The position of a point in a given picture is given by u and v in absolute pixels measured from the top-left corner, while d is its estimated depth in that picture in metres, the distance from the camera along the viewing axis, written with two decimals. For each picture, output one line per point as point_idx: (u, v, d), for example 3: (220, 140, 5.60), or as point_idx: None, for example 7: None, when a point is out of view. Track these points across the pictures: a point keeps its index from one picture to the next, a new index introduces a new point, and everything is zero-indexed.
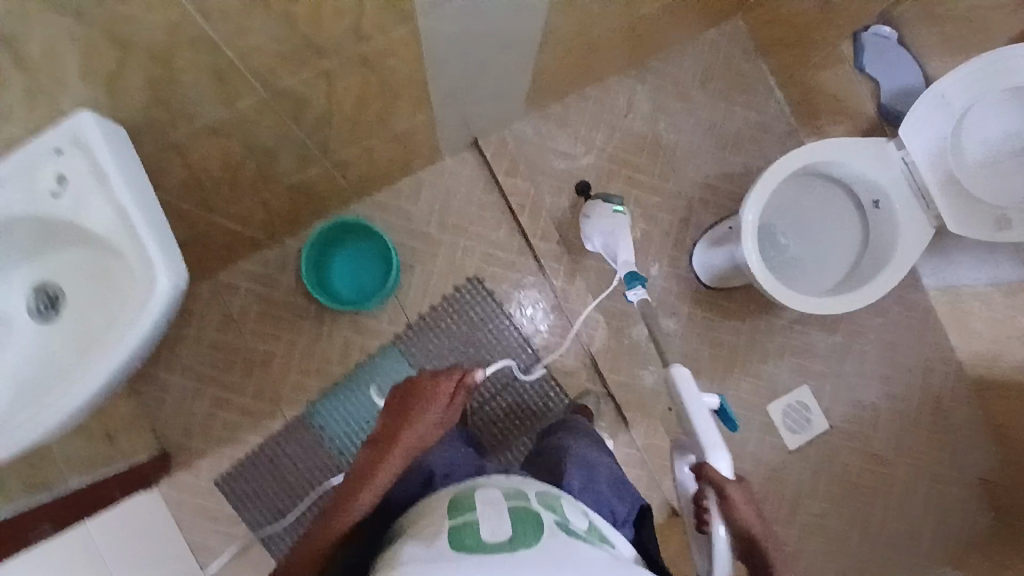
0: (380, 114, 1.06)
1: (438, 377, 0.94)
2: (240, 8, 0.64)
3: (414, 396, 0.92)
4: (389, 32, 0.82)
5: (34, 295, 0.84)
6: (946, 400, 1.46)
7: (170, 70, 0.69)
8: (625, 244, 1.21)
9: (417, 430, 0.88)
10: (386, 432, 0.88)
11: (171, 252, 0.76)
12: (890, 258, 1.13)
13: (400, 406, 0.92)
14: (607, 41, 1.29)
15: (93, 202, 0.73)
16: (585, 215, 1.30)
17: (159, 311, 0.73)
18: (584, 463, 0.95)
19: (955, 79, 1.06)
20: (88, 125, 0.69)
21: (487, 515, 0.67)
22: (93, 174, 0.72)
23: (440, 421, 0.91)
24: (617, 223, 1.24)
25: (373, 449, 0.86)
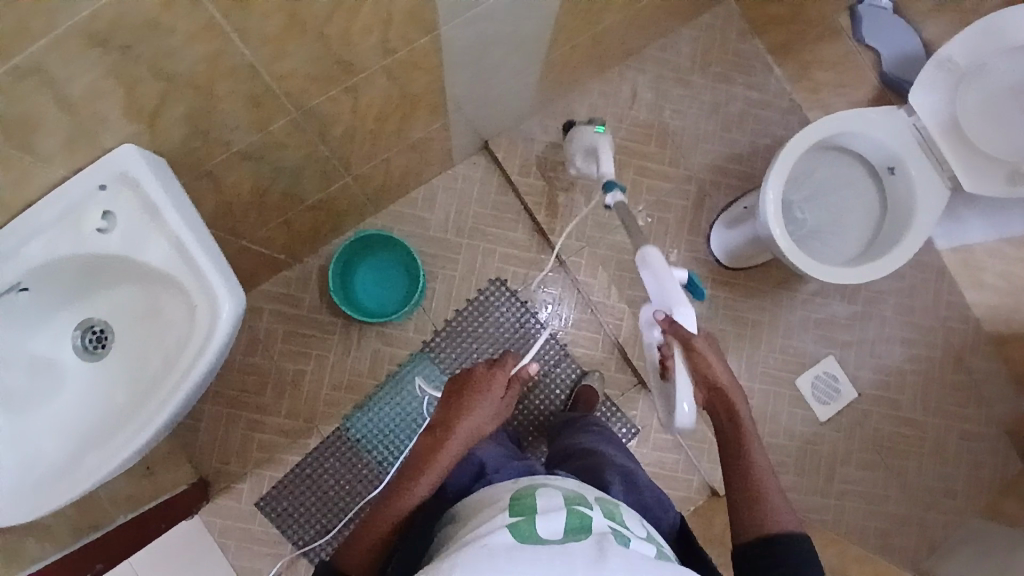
0: (399, 123, 1.06)
1: (493, 368, 0.96)
2: (277, 30, 0.65)
3: (471, 384, 0.94)
4: (413, 42, 0.83)
5: (80, 335, 0.84)
6: (969, 357, 1.49)
7: (210, 100, 0.70)
8: (604, 151, 1.23)
9: (477, 419, 0.90)
10: (444, 419, 0.90)
11: (228, 275, 0.76)
12: (911, 223, 1.14)
13: (457, 393, 0.94)
14: (608, 33, 1.30)
15: (147, 235, 0.74)
16: (569, 141, 1.31)
17: (224, 336, 0.74)
18: (624, 469, 0.95)
19: (957, 42, 1.07)
20: (135, 158, 0.71)
21: (545, 506, 0.68)
22: (146, 207, 0.73)
23: (498, 411, 0.93)
24: (596, 140, 1.25)
25: (429, 435, 0.88)
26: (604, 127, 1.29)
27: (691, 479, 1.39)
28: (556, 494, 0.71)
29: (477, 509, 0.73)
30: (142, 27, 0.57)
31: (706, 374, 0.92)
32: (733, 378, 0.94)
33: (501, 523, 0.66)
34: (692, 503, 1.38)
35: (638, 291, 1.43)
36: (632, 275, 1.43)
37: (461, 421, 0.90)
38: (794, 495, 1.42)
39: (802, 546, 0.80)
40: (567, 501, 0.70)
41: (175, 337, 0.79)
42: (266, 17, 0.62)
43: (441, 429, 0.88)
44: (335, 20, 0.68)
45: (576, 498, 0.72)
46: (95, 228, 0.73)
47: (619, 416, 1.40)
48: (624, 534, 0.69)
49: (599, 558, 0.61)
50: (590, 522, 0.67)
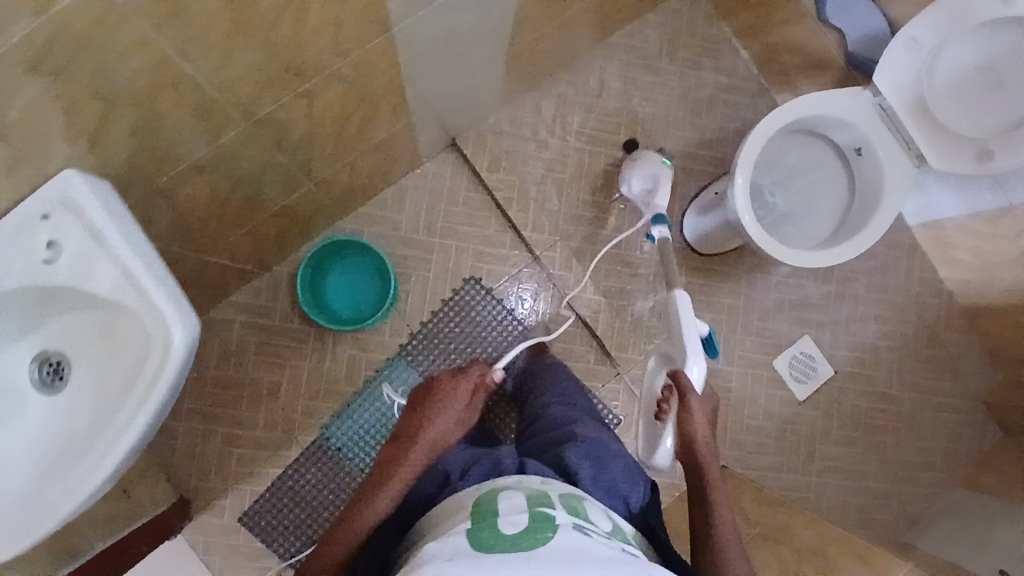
0: (361, 126, 1.03)
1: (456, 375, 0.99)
2: (222, 38, 0.62)
3: (433, 393, 0.97)
4: (365, 44, 0.80)
5: (36, 367, 0.80)
6: (941, 331, 1.52)
7: (155, 115, 0.67)
8: (663, 184, 1.29)
9: (437, 427, 0.92)
10: (407, 430, 0.93)
11: (178, 297, 0.72)
12: (879, 203, 1.14)
13: (421, 406, 0.96)
14: (572, 23, 1.27)
15: (92, 261, 0.71)
16: (633, 162, 1.36)
17: (179, 363, 0.71)
18: (592, 455, 0.96)
19: (923, 20, 1.05)
20: (78, 183, 0.67)
21: (506, 509, 0.68)
22: (91, 233, 0.70)
23: (462, 417, 0.95)
24: (661, 170, 1.31)
25: (395, 447, 0.91)
26: (668, 160, 1.34)
27: (674, 466, 1.41)
28: (519, 495, 0.70)
29: (445, 517, 0.74)
30: (75, 45, 0.53)
31: (689, 433, 1.02)
32: (710, 437, 1.04)
33: (462, 534, 0.66)
34: (677, 490, 1.40)
35: (614, 282, 1.43)
36: (608, 267, 1.43)
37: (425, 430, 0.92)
38: (776, 475, 1.44)
39: None
40: (531, 502, 0.69)
41: (129, 362, 0.76)
42: (208, 26, 0.59)
43: (404, 442, 0.91)
44: (283, 24, 0.65)
45: (540, 497, 0.71)
46: (40, 258, 0.70)
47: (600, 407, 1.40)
48: (589, 530, 0.69)
49: (563, 560, 0.62)
50: (553, 521, 0.66)
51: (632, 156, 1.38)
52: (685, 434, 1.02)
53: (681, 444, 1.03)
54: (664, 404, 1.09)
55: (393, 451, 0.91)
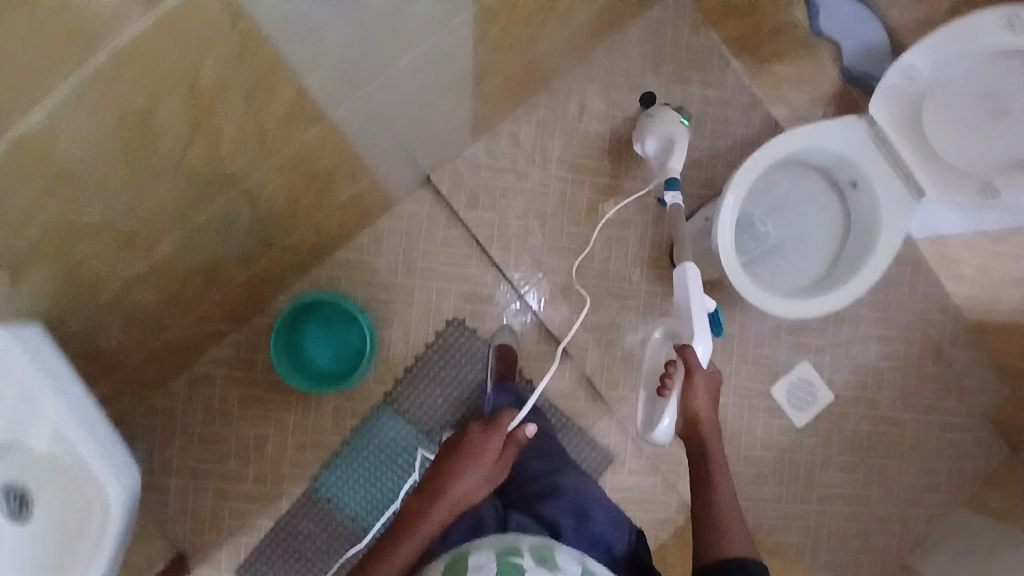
0: (318, 194, 0.98)
1: (487, 432, 1.01)
2: (123, 182, 0.58)
3: (467, 449, 0.98)
4: (301, 136, 0.75)
5: (2, 497, 0.69)
6: (946, 347, 1.45)
7: (74, 258, 0.63)
8: (680, 149, 1.23)
9: (466, 486, 0.93)
10: (435, 484, 0.94)
11: (108, 453, 0.74)
12: (876, 242, 1.06)
13: (453, 460, 0.97)
14: (545, 54, 1.19)
15: (26, 421, 0.67)
16: (651, 116, 1.27)
17: (118, 524, 0.73)
18: (572, 510, 0.95)
19: (921, 50, 0.96)
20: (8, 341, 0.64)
21: (476, 565, 0.70)
22: (22, 394, 0.67)
23: (490, 475, 0.96)
24: (677, 130, 1.24)
25: (420, 499, 0.92)
26: (688, 119, 1.26)
27: (669, 500, 1.38)
28: (489, 550, 0.73)
29: None
30: None
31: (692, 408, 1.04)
32: (712, 414, 1.05)
33: None
34: (673, 525, 1.38)
35: (603, 317, 1.39)
36: (596, 301, 1.39)
37: (453, 483, 0.93)
38: (773, 504, 1.41)
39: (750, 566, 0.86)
40: (500, 555, 0.72)
41: (70, 516, 0.72)
42: (104, 177, 0.55)
43: (429, 497, 0.92)
44: (193, 152, 0.61)
45: (510, 549, 0.73)
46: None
47: (588, 442, 1.38)
48: None
49: None
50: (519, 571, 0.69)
51: (648, 111, 1.30)
52: (688, 410, 1.05)
53: (682, 417, 1.06)
54: (667, 379, 1.08)
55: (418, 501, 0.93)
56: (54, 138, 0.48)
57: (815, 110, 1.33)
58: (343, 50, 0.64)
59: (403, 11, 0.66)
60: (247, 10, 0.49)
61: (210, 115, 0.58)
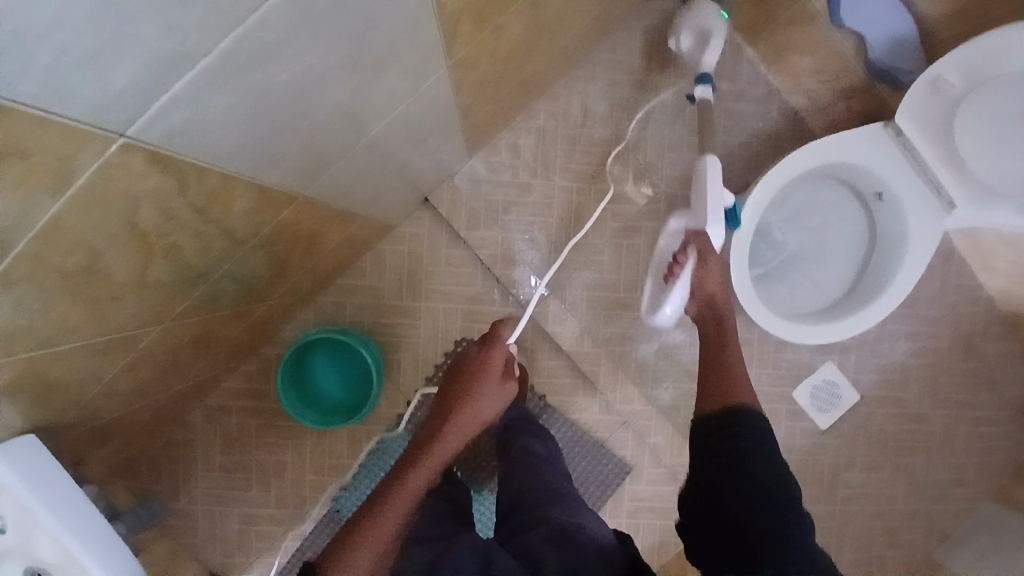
0: (308, 245, 0.95)
1: (485, 349, 1.12)
2: (82, 319, 0.55)
3: (471, 371, 1.09)
4: (276, 216, 0.72)
5: None
6: (978, 340, 1.37)
7: (50, 378, 0.62)
8: (716, 41, 1.16)
9: (479, 405, 1.06)
10: (448, 407, 1.05)
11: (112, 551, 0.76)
12: (902, 256, 0.99)
13: (462, 380, 1.08)
14: (541, 66, 1.11)
15: (28, 537, 0.68)
16: (687, 9, 1.20)
17: None
18: (556, 534, 0.81)
19: (950, 61, 0.88)
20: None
21: None
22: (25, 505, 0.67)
23: (498, 389, 1.09)
24: (715, 24, 1.16)
25: (437, 420, 1.04)
26: (727, 12, 1.19)
27: None
28: None
29: None
30: None
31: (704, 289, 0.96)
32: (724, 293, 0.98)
33: None
34: None
35: (613, 330, 1.35)
36: (606, 312, 1.34)
37: (468, 401, 1.05)
38: None
39: (756, 420, 0.81)
40: None
41: None
42: (60, 322, 0.53)
43: (444, 420, 1.03)
44: (151, 270, 0.58)
45: None
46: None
47: (604, 454, 1.36)
48: None
49: None
50: None
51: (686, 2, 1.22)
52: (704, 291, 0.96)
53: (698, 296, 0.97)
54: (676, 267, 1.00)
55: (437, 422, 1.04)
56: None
57: (837, 100, 1.23)
58: (302, 146, 0.61)
59: (362, 98, 0.63)
60: (184, 162, 0.46)
61: (163, 240, 0.54)
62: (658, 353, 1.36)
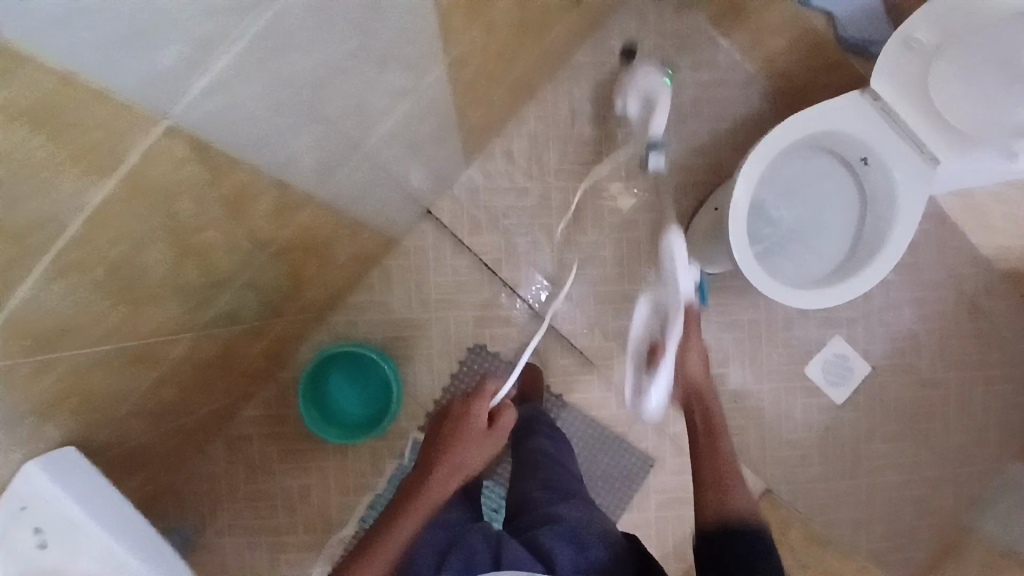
0: (321, 257, 0.97)
1: (471, 404, 1.09)
2: (121, 318, 0.58)
3: (454, 425, 1.08)
4: (294, 219, 0.75)
5: None
6: (981, 299, 1.40)
7: (88, 388, 0.65)
8: (661, 108, 1.25)
9: (464, 455, 1.05)
10: (430, 460, 1.05)
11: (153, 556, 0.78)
12: (895, 218, 1.03)
13: (447, 432, 1.07)
14: (528, 70, 1.17)
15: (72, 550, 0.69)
16: (632, 75, 1.29)
17: None
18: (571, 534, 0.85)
19: (921, 19, 0.93)
20: (40, 475, 0.66)
21: None
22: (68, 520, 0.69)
23: (483, 445, 1.06)
24: (659, 93, 1.25)
25: (419, 474, 1.04)
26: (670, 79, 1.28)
27: None
28: None
29: None
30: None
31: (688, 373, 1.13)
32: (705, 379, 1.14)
33: None
34: None
35: (622, 323, 1.36)
36: (614, 306, 1.36)
37: (450, 452, 1.05)
38: (821, 484, 1.39)
39: (763, 542, 0.89)
40: None
41: None
42: (101, 319, 0.56)
43: (425, 472, 1.04)
44: (184, 270, 0.60)
45: None
46: (30, 547, 0.67)
47: (626, 449, 1.36)
48: None
49: None
50: None
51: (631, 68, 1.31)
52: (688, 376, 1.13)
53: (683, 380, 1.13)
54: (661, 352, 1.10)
55: (419, 474, 1.04)
56: (34, 309, 0.48)
57: (814, 77, 1.28)
58: (317, 141, 0.64)
59: (370, 93, 0.66)
60: (217, 150, 0.50)
61: (196, 236, 0.57)
62: None
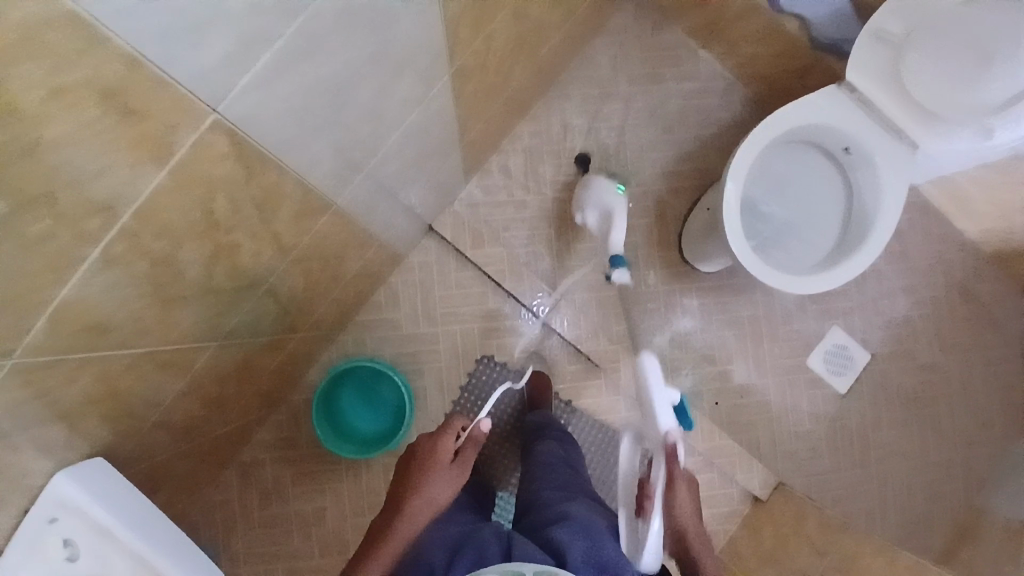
0: (333, 270, 1.00)
1: (437, 435, 0.99)
2: (155, 318, 0.61)
3: (420, 458, 0.97)
4: (312, 226, 0.78)
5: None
6: (971, 282, 1.44)
7: (121, 393, 0.67)
8: (616, 218, 1.25)
9: (431, 492, 0.93)
10: (396, 500, 0.93)
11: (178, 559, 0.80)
12: (880, 203, 1.07)
13: (412, 468, 0.96)
14: (522, 87, 1.22)
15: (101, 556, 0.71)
16: (587, 189, 1.32)
17: None
18: (583, 527, 0.85)
19: (889, 12, 1.00)
20: (71, 486, 0.67)
21: None
22: (97, 530, 0.71)
23: (453, 477, 0.96)
24: (612, 203, 1.26)
25: (386, 515, 0.92)
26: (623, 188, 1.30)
27: (730, 492, 1.38)
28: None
29: None
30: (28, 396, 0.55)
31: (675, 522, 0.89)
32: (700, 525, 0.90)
33: None
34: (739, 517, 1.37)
35: (626, 326, 1.39)
36: (616, 310, 1.39)
37: (417, 490, 0.93)
38: (833, 475, 1.40)
39: None
40: None
41: None
42: (138, 318, 0.58)
43: (392, 511, 0.92)
44: (215, 274, 0.64)
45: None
46: (60, 558, 0.68)
47: None
48: None
49: None
50: None
51: (584, 184, 1.34)
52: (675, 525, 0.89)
53: (668, 529, 0.89)
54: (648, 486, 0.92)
55: (386, 515, 0.92)
56: (81, 301, 0.51)
57: (793, 81, 1.34)
58: (338, 146, 0.68)
59: (385, 100, 0.70)
60: (251, 146, 0.53)
61: (228, 234, 0.60)
62: (675, 343, 1.41)
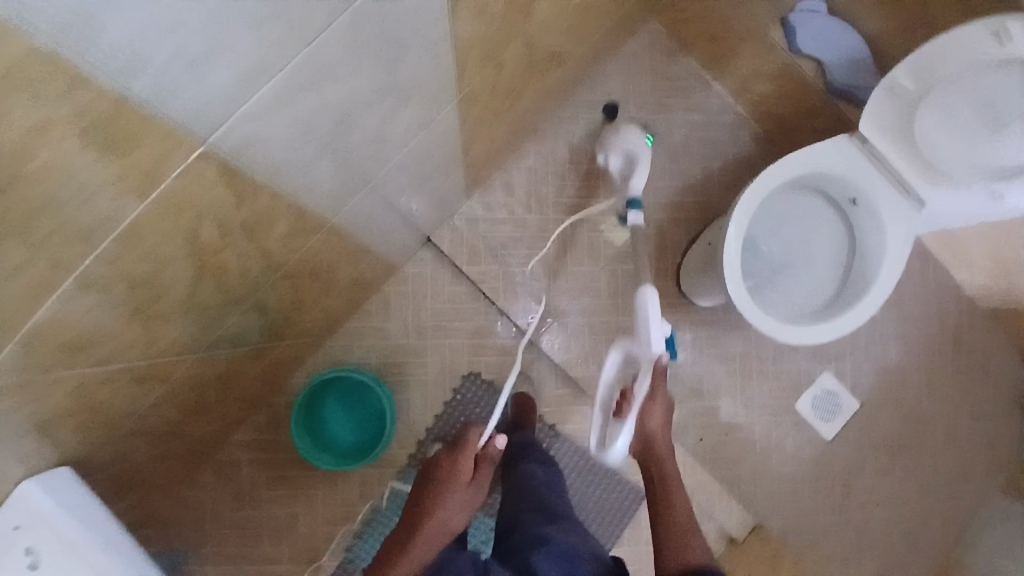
0: (324, 283, 0.98)
1: (455, 454, 1.03)
2: (138, 335, 0.59)
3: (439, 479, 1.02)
4: (305, 244, 0.76)
5: None
6: (964, 333, 1.44)
7: (96, 404, 0.65)
8: (640, 164, 1.21)
9: (447, 513, 0.98)
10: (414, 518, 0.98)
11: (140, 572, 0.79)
12: (882, 256, 1.06)
13: (431, 487, 1.01)
14: (530, 108, 1.21)
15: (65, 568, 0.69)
16: (615, 133, 1.27)
17: None
18: (561, 554, 0.83)
19: (904, 68, 0.99)
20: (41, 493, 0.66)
21: None
22: (61, 541, 0.69)
23: (467, 500, 1.00)
24: (639, 150, 1.23)
25: (405, 531, 0.97)
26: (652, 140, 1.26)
27: (707, 529, 1.36)
28: None
29: None
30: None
31: (647, 428, 0.97)
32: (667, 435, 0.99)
33: None
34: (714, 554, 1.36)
35: None
36: (608, 336, 1.38)
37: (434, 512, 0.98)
38: (812, 518, 1.39)
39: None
40: None
41: None
42: (118, 336, 0.57)
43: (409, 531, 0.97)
44: (200, 292, 0.62)
45: None
46: (22, 567, 0.65)
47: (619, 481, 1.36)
48: None
49: None
50: None
51: (612, 129, 1.30)
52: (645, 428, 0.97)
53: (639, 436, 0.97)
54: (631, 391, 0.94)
55: (405, 532, 0.97)
56: (58, 322, 0.49)
57: (802, 121, 1.33)
58: (336, 171, 0.66)
59: (387, 126, 0.68)
60: (244, 174, 0.52)
61: (215, 255, 0.59)
62: None
